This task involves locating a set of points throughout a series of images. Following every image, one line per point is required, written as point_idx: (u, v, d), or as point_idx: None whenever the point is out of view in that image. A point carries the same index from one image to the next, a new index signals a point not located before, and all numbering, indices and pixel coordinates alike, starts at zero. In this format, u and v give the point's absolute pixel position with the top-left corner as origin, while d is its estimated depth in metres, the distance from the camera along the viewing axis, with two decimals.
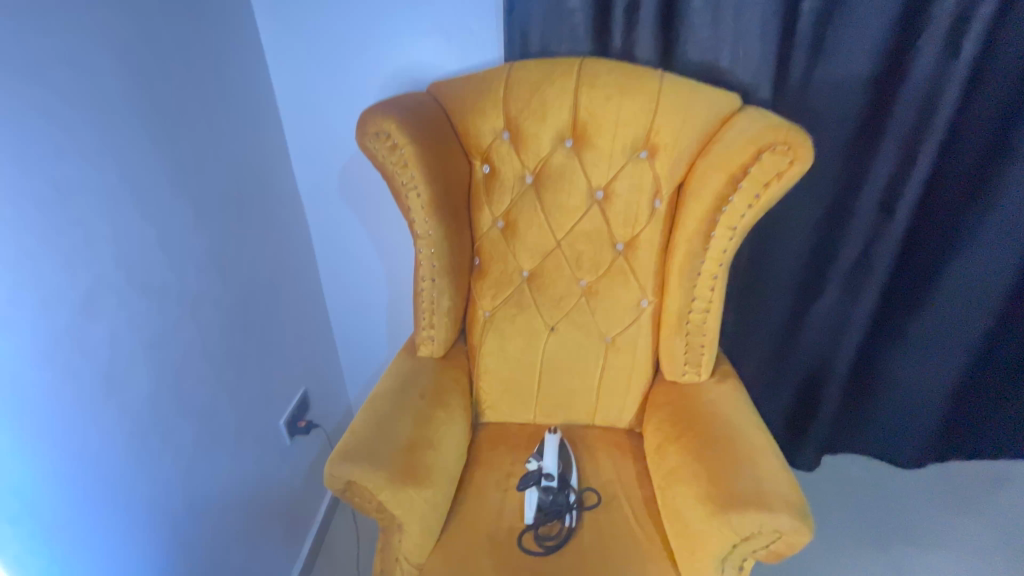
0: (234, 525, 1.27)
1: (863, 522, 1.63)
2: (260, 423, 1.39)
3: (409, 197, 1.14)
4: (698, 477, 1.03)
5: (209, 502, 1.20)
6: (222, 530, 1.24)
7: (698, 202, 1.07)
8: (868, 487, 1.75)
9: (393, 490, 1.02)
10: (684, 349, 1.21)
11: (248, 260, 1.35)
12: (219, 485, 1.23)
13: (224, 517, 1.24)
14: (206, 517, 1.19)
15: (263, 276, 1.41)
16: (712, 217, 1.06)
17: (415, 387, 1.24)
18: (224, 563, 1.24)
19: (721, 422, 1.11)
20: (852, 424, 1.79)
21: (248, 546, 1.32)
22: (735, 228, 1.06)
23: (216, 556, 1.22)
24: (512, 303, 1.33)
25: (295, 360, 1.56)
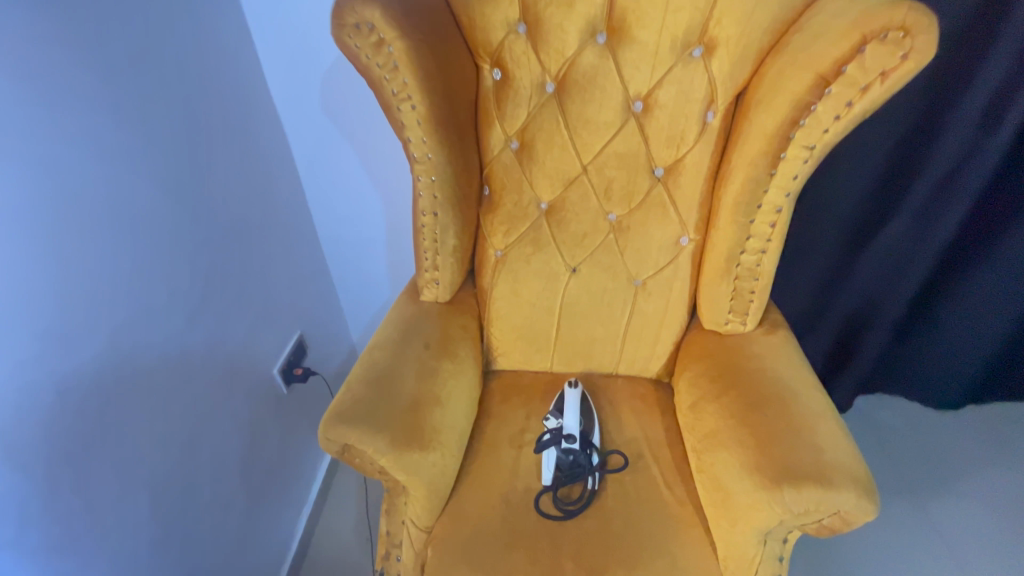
0: (227, 481, 1.20)
1: (898, 472, 1.53)
2: (251, 373, 1.27)
3: (402, 110, 0.92)
4: (744, 442, 0.90)
5: (198, 460, 1.11)
6: (216, 487, 1.16)
7: (768, 114, 0.85)
8: (905, 433, 1.63)
9: (395, 455, 0.91)
10: (729, 295, 1.04)
11: (220, 191, 1.15)
12: (208, 441, 1.13)
13: (215, 475, 1.16)
14: (197, 477, 1.10)
15: (242, 209, 1.22)
16: (784, 134, 0.85)
17: (418, 336, 1.10)
18: (220, 519, 1.18)
19: (771, 380, 0.96)
20: (892, 367, 1.65)
21: (246, 499, 1.26)
22: (813, 148, 0.84)
23: (210, 513, 1.15)
24: (528, 239, 1.14)
25: (287, 302, 1.41)
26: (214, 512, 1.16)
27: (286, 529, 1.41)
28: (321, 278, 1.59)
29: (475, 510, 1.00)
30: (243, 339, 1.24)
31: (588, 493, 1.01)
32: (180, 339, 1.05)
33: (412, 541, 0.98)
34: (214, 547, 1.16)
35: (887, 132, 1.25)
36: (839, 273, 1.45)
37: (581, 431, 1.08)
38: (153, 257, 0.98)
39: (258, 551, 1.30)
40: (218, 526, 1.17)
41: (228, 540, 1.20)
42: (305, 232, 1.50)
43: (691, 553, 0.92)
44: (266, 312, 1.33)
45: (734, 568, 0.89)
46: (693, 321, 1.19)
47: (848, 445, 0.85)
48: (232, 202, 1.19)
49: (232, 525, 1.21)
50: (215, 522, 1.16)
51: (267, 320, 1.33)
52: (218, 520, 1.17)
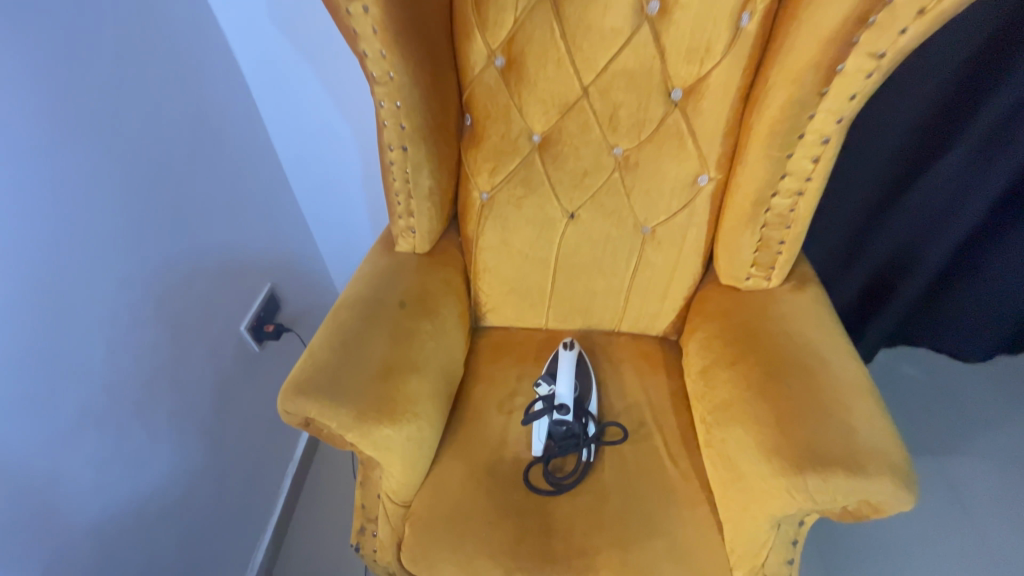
0: (196, 447, 1.10)
1: (918, 431, 1.37)
2: (217, 332, 1.14)
3: (352, 14, 0.73)
4: (762, 419, 0.77)
5: (158, 428, 1.01)
6: (184, 453, 1.07)
7: (825, 11, 0.66)
8: (929, 393, 1.44)
9: (363, 431, 0.81)
10: (755, 246, 0.88)
11: (151, 121, 0.97)
12: (168, 407, 1.03)
13: (180, 442, 1.06)
14: (158, 446, 1.01)
15: (180, 144, 1.04)
16: (845, 38, 0.65)
17: (392, 293, 0.96)
18: (192, 486, 1.10)
19: (797, 346, 0.82)
20: (927, 327, 1.46)
21: (222, 463, 1.18)
22: (882, 56, 0.65)
23: (178, 481, 1.06)
24: (518, 179, 0.97)
25: (256, 253, 1.26)
26: (184, 479, 1.08)
27: (273, 488, 1.34)
28: (296, 225, 1.43)
29: (459, 483, 0.90)
30: (200, 296, 1.09)
31: (584, 467, 0.91)
32: (116, 297, 0.91)
33: (389, 516, 0.90)
34: (189, 515, 1.09)
35: (964, 37, 1.03)
36: (879, 209, 1.26)
37: (576, 399, 0.96)
38: (58, 200, 0.82)
39: (242, 514, 1.23)
40: (190, 494, 1.09)
41: (205, 506, 1.13)
42: (273, 173, 1.32)
43: (695, 534, 0.83)
44: (231, 266, 1.18)
45: (741, 552, 0.80)
46: (707, 274, 1.04)
47: (887, 427, 0.72)
48: (169, 136, 1.01)
49: (207, 490, 1.14)
50: (185, 490, 1.08)
51: (233, 274, 1.18)
52: (188, 487, 1.09)
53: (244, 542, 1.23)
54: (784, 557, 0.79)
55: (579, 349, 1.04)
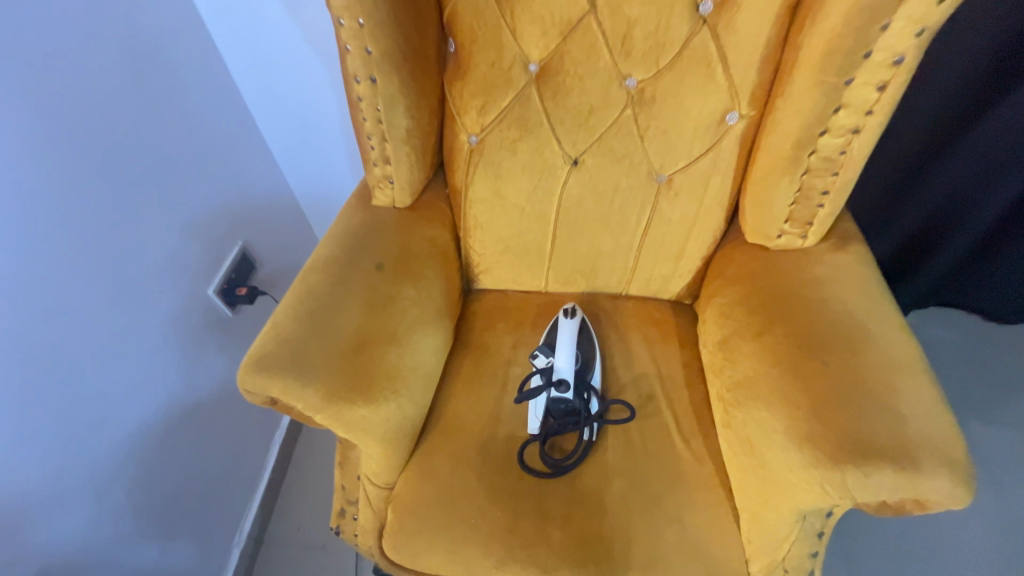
0: (168, 423, 1.00)
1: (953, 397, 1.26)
2: (182, 297, 1.01)
3: None
4: (793, 401, 0.66)
5: (121, 406, 0.89)
6: (153, 433, 0.97)
7: None
8: (968, 357, 1.33)
9: (331, 412, 0.71)
10: (790, 198, 0.73)
11: (73, 44, 0.80)
12: (132, 382, 0.91)
13: (149, 419, 0.95)
14: (123, 425, 0.90)
15: (116, 75, 0.86)
16: None
17: (368, 254, 0.84)
18: (166, 464, 1.00)
19: (837, 316, 0.70)
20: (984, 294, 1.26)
21: (201, 438, 1.08)
22: None
23: (150, 460, 0.96)
24: (512, 117, 0.83)
25: (223, 207, 1.10)
26: (153, 461, 0.97)
27: (259, 459, 1.25)
28: (270, 174, 1.26)
29: (446, 464, 0.81)
30: (159, 256, 0.95)
31: (583, 447, 0.81)
32: (45, 259, 0.77)
33: (371, 499, 0.82)
34: (165, 494, 1.00)
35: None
36: (936, 145, 1.08)
37: (577, 373, 0.86)
38: None
39: (224, 489, 1.15)
40: (164, 472, 1.00)
41: (183, 484, 1.04)
42: (238, 114, 1.14)
43: (708, 521, 0.74)
44: (194, 222, 1.03)
45: (760, 543, 0.71)
46: (730, 231, 0.90)
47: (943, 413, 0.61)
48: (101, 63, 0.84)
49: (185, 467, 1.04)
50: (159, 469, 0.99)
51: (197, 231, 1.03)
52: (162, 465, 0.99)
53: (229, 517, 1.16)
54: (808, 548, 0.71)
55: (583, 317, 0.92)
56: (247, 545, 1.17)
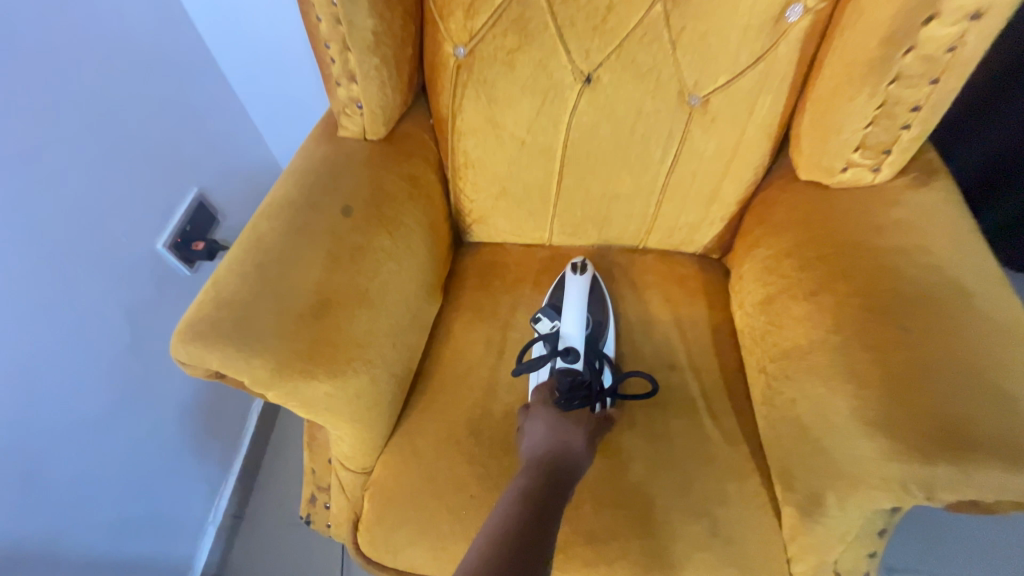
0: (111, 403, 0.82)
1: None
2: (116, 248, 0.82)
3: None
4: (860, 375, 0.53)
5: (55, 378, 0.74)
6: (94, 419, 0.80)
7: None
8: None
9: (283, 387, 0.57)
10: (867, 119, 0.57)
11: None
12: (65, 355, 0.75)
13: (91, 397, 0.79)
14: (54, 409, 0.74)
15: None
16: None
17: (332, 197, 0.69)
18: (115, 448, 0.84)
19: (922, 271, 0.55)
20: None
21: (157, 419, 0.91)
22: None
23: (91, 446, 0.80)
24: (508, 19, 0.66)
25: (165, 139, 0.90)
26: (99, 451, 0.81)
27: (233, 433, 1.09)
28: (224, 103, 1.03)
29: (430, 447, 0.69)
30: (80, 198, 0.76)
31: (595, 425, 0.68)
32: None
33: (344, 485, 0.71)
34: (118, 480, 0.85)
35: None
36: None
37: (588, 340, 0.72)
38: None
39: (194, 471, 1.00)
40: (115, 456, 0.84)
41: (140, 470, 0.88)
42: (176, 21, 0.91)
43: (741, 516, 0.62)
44: (125, 155, 0.83)
45: (806, 543, 0.59)
46: (774, 168, 0.74)
47: None
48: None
49: (141, 450, 0.88)
50: (108, 452, 0.83)
51: (131, 167, 0.84)
52: (108, 450, 0.83)
53: (202, 499, 1.02)
54: (863, 547, 0.59)
55: (596, 275, 0.78)
56: (222, 528, 1.04)
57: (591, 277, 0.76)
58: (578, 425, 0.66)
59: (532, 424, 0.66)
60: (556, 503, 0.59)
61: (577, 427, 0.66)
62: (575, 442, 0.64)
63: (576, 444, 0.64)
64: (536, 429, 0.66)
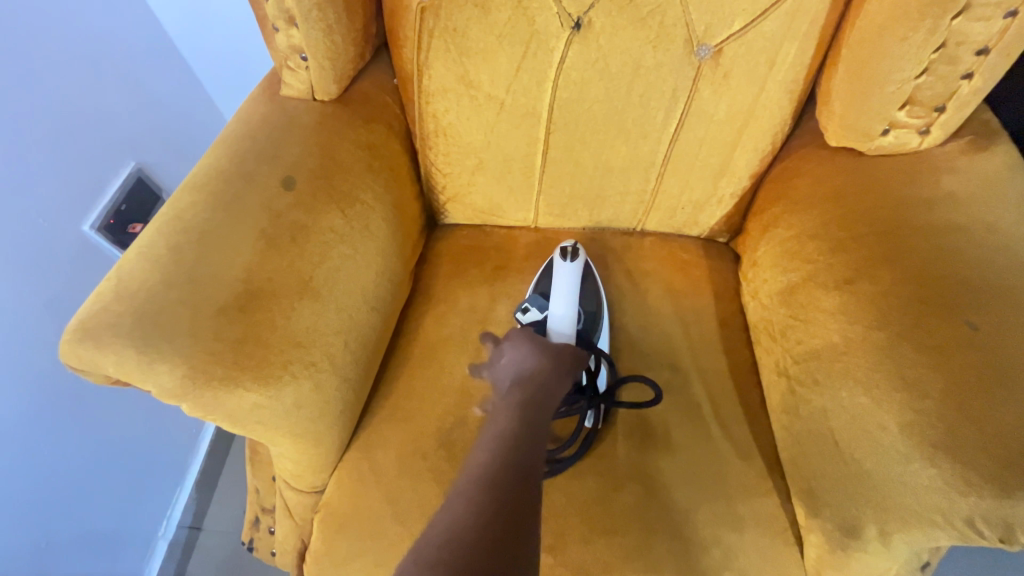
0: (20, 415, 0.68)
1: None
2: (28, 230, 0.69)
3: None
4: (913, 385, 0.43)
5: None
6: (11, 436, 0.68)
7: None
8: None
9: (205, 398, 0.47)
10: (922, 64, 0.46)
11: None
12: None
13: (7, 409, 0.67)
14: None
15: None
16: None
17: (271, 166, 0.57)
18: (36, 467, 0.71)
19: (987, 255, 0.45)
20: None
21: (86, 430, 0.77)
22: None
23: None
24: None
25: (85, 95, 0.75)
26: (20, 472, 0.69)
27: (184, 439, 0.95)
28: (168, 62, 0.89)
29: (390, 463, 0.58)
30: None
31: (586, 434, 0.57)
32: None
33: (291, 507, 0.61)
34: (37, 503, 0.71)
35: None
36: None
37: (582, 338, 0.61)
38: None
39: (138, 485, 0.87)
40: (32, 476, 0.70)
41: (68, 489, 0.75)
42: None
43: (756, 545, 0.53)
44: (27, 113, 0.68)
45: None
46: (795, 135, 0.64)
47: None
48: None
49: (67, 466, 0.75)
50: (20, 472, 0.69)
51: (37, 128, 0.69)
52: (20, 469, 0.69)
53: (151, 512, 0.90)
54: None
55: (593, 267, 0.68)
56: (175, 543, 0.93)
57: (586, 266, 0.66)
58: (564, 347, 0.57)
59: (511, 349, 0.58)
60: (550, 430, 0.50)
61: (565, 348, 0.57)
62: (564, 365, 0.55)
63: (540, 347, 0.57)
64: (518, 351, 0.57)
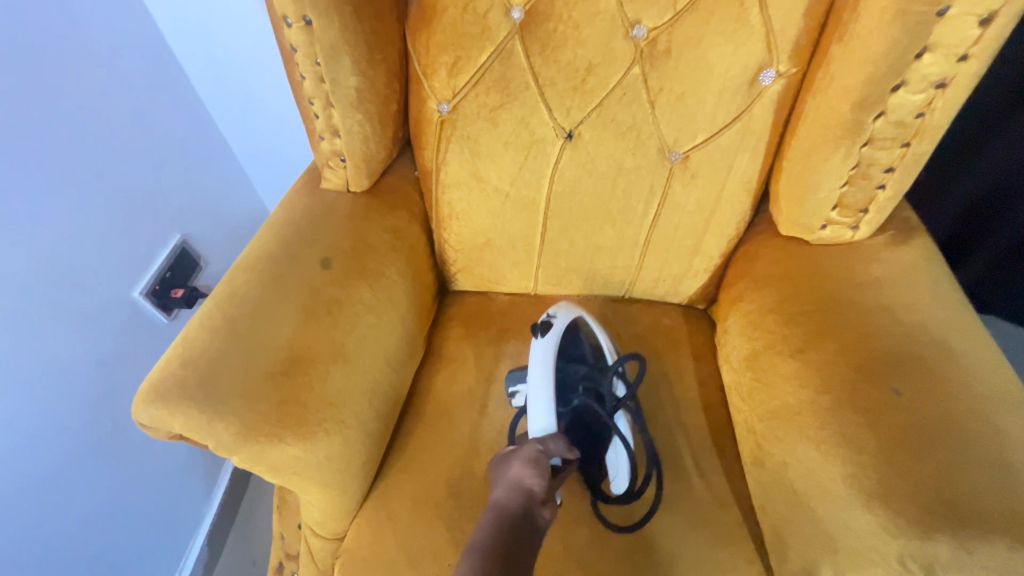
0: (73, 463, 0.77)
1: None
2: (92, 299, 0.79)
3: None
4: (853, 443, 0.51)
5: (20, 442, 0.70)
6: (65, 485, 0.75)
7: None
8: None
9: (253, 450, 0.55)
10: (843, 178, 0.57)
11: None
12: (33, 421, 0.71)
13: (61, 461, 0.75)
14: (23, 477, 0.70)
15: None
16: None
17: (311, 249, 0.68)
18: (80, 514, 0.78)
19: (907, 331, 0.54)
20: None
21: (118, 479, 0.84)
22: None
23: (43, 511, 0.73)
24: (492, 78, 0.66)
25: (148, 182, 0.88)
26: (69, 517, 0.76)
27: (204, 490, 1.01)
28: (216, 149, 1.03)
29: (406, 510, 0.65)
30: (60, 253, 0.75)
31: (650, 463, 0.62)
32: None
33: (314, 552, 0.67)
34: (67, 550, 0.77)
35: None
36: None
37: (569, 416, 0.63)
38: None
39: (161, 533, 0.92)
40: (75, 523, 0.77)
41: (95, 537, 0.81)
42: (163, 63, 0.89)
43: None
44: (102, 200, 0.80)
45: None
46: (757, 220, 0.75)
47: None
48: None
49: (97, 514, 0.81)
50: (67, 517, 0.76)
51: (108, 212, 0.81)
52: (64, 514, 0.76)
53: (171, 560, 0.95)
54: None
55: (571, 313, 0.70)
56: None
57: (555, 332, 0.67)
58: (539, 450, 0.57)
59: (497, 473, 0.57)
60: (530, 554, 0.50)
61: (540, 452, 0.56)
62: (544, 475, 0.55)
63: (518, 469, 0.55)
64: (500, 476, 0.56)
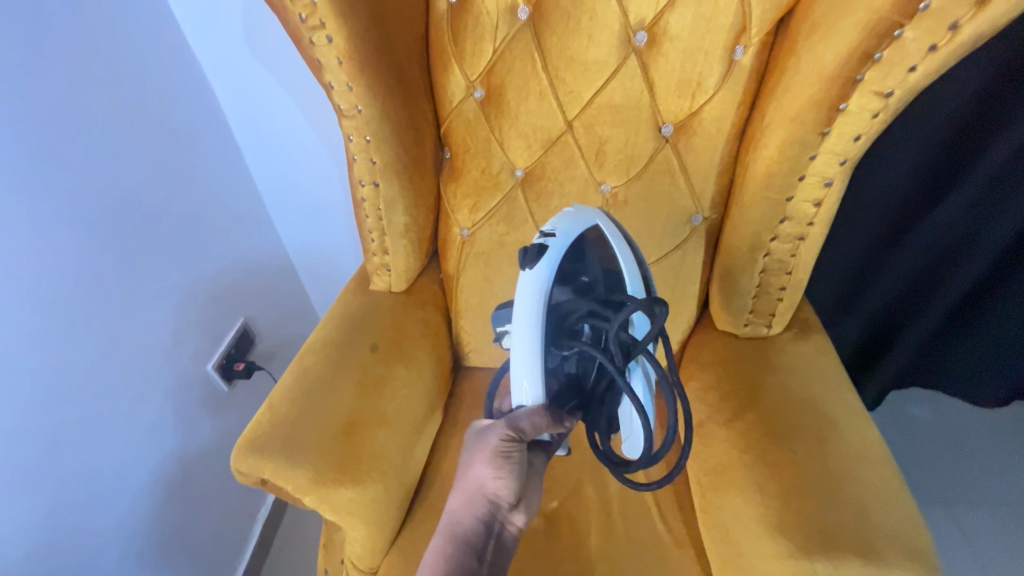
0: (149, 497, 1.01)
1: (978, 480, 1.17)
2: (179, 370, 1.06)
3: (326, 65, 0.72)
4: (764, 489, 0.70)
5: (112, 494, 0.93)
6: (140, 514, 0.99)
7: (815, 62, 0.60)
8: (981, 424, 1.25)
9: (320, 492, 0.74)
10: (754, 292, 0.80)
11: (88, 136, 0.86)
12: (131, 463, 0.97)
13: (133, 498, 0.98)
14: (116, 505, 0.94)
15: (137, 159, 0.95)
16: (837, 91, 0.60)
17: (363, 336, 0.89)
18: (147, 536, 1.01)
19: (805, 404, 0.75)
20: (957, 373, 1.16)
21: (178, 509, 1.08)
22: (882, 109, 0.59)
23: (128, 530, 0.97)
24: (501, 215, 0.90)
25: (227, 275, 1.17)
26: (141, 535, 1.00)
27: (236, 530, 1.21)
28: (275, 247, 1.33)
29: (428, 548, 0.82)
30: (163, 338, 1.01)
31: (667, 424, 0.58)
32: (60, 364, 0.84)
33: None
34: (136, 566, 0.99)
35: (988, 55, 0.84)
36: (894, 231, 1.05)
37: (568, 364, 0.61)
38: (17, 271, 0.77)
39: (202, 562, 1.13)
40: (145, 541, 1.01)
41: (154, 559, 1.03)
42: (247, 189, 1.22)
43: None
44: (196, 293, 1.08)
45: None
46: (704, 314, 0.96)
47: (897, 494, 0.65)
48: (122, 154, 0.92)
49: (160, 539, 1.04)
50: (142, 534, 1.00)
51: (199, 302, 1.09)
52: (141, 532, 1.00)
53: None
54: None
55: (574, 229, 0.64)
56: None
57: (550, 258, 0.60)
58: (509, 436, 0.62)
59: (474, 456, 0.65)
60: (508, 515, 0.65)
61: (508, 447, 0.62)
62: (512, 461, 0.63)
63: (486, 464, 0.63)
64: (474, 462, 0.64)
